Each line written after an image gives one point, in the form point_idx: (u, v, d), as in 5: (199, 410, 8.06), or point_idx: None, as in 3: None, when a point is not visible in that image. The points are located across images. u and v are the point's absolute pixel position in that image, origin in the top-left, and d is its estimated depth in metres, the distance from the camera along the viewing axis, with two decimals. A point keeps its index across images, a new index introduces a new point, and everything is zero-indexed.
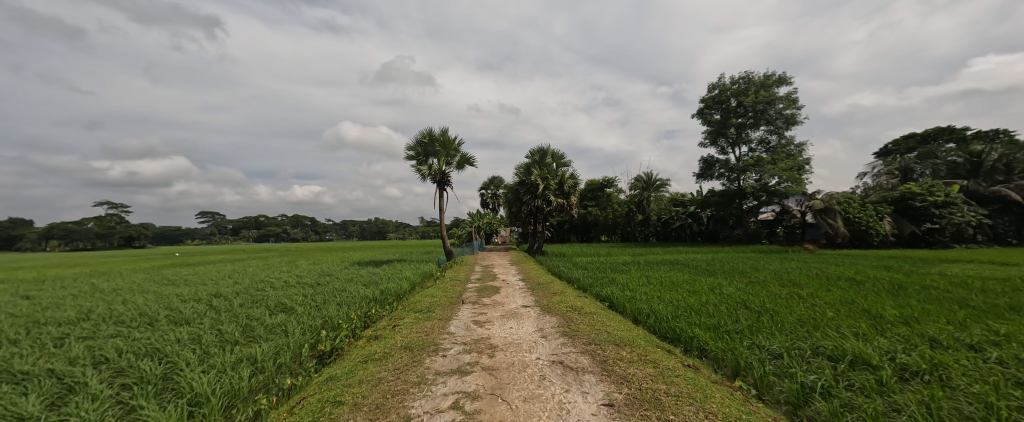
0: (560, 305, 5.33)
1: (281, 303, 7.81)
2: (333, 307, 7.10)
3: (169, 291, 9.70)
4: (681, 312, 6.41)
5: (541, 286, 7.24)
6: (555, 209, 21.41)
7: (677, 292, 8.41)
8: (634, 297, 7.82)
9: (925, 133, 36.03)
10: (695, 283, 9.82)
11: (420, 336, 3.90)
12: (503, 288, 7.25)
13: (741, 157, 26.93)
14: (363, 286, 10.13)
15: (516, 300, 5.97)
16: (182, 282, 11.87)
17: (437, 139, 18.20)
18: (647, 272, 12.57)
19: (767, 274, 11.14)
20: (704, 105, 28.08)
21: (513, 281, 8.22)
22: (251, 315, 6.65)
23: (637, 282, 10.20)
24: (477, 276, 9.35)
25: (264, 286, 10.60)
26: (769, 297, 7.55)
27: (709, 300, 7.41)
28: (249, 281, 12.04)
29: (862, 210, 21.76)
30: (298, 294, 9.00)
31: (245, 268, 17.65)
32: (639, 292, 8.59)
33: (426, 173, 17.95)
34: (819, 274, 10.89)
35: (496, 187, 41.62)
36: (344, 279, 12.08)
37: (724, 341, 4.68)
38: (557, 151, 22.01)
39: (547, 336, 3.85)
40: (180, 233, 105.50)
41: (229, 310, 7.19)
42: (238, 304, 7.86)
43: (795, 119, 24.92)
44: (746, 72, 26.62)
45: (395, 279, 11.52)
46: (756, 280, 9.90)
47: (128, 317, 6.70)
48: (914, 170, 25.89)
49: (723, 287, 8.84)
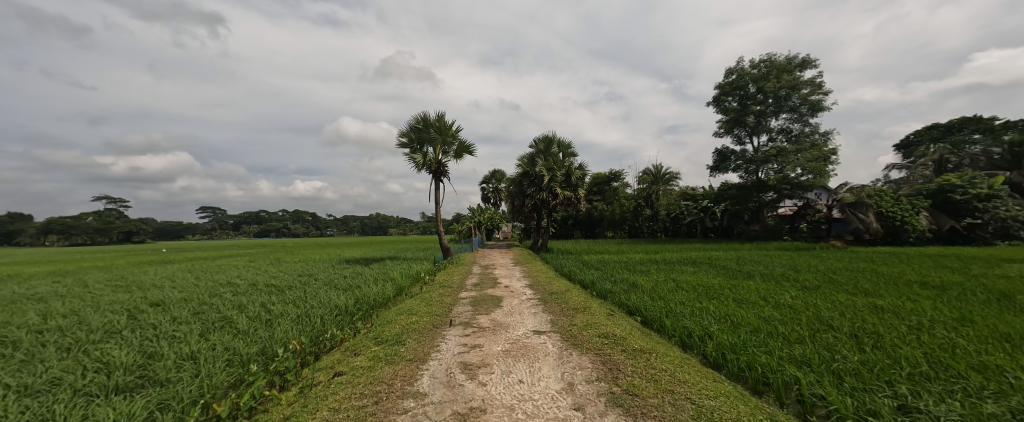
0: (590, 332, 3.70)
1: (226, 315, 6.25)
2: (288, 325, 5.50)
3: (106, 298, 8.12)
4: (747, 333, 4.80)
5: (556, 297, 5.64)
6: (562, 203, 19.77)
7: (722, 302, 6.80)
8: (673, 310, 6.19)
9: (949, 123, 33.94)
10: (736, 289, 8.18)
11: (361, 412, 2.22)
12: (505, 301, 5.58)
13: (760, 148, 25.14)
14: (337, 292, 8.51)
15: (526, 323, 4.27)
16: (137, 285, 10.34)
17: (431, 125, 16.51)
18: (670, 274, 10.84)
19: (817, 278, 9.37)
20: (720, 92, 26.19)
21: (520, 289, 6.53)
22: (174, 336, 5.11)
23: (665, 287, 8.61)
24: (473, 281, 7.65)
25: (225, 290, 9.03)
26: (847, 311, 5.91)
27: (769, 314, 5.80)
28: (213, 283, 10.49)
29: (896, 205, 20.15)
30: (256, 302, 7.43)
31: (222, 266, 16.12)
32: (673, 301, 6.98)
33: (420, 162, 16.29)
34: (882, 278, 9.09)
35: (498, 181, 40.03)
36: (321, 281, 10.49)
37: (852, 397, 3.06)
38: (563, 140, 20.24)
39: (587, 412, 2.18)
40: (181, 228, 104.85)
41: (150, 327, 5.59)
42: (171, 317, 6.29)
43: (821, 105, 23.00)
44: (766, 55, 24.63)
45: (380, 281, 9.94)
46: (809, 286, 8.21)
47: (12, 339, 5.13)
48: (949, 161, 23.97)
49: (777, 296, 7.18)
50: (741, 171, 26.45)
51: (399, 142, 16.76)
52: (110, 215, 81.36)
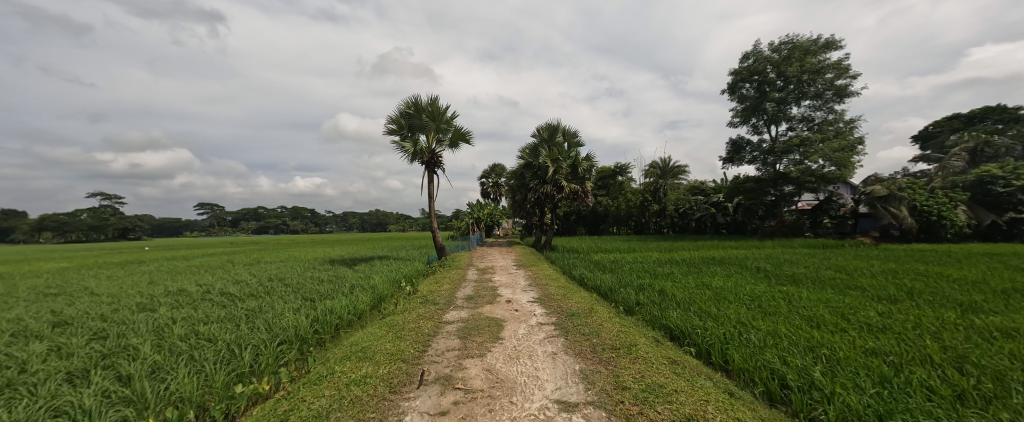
0: (663, 415, 2.09)
1: (130, 344, 4.62)
2: (201, 366, 3.88)
3: (12, 314, 6.51)
4: (877, 386, 3.21)
5: (580, 322, 3.98)
6: (567, 197, 18.06)
7: (791, 322, 5.28)
8: (736, 335, 4.61)
9: (972, 113, 31.34)
10: (797, 300, 6.61)
11: None
12: (506, 328, 3.93)
13: (779, 138, 23.50)
14: (300, 304, 6.90)
15: (542, 380, 2.65)
16: (70, 293, 8.76)
17: (424, 109, 14.84)
18: (701, 279, 9.17)
19: (890, 286, 7.70)
20: (736, 78, 24.53)
21: (526, 308, 4.89)
22: (21, 386, 3.48)
23: (704, 298, 7.00)
24: (466, 294, 5.94)
25: (163, 301, 7.39)
26: (981, 339, 4.32)
27: (877, 345, 4.18)
28: (160, 290, 8.89)
29: (930, 198, 18.53)
30: (188, 320, 5.80)
31: (192, 267, 14.47)
32: (726, 319, 5.45)
33: (411, 151, 14.66)
34: (967, 287, 7.41)
35: (499, 176, 38.30)
36: (290, 289, 8.85)
37: None
38: (569, 128, 18.53)
39: None
40: (178, 225, 103.50)
41: (5, 368, 3.96)
42: (52, 347, 4.63)
43: (847, 91, 21.33)
44: (787, 37, 22.92)
45: (358, 289, 8.35)
46: (887, 298, 6.64)
47: None
48: (999, 149, 21.78)
49: (859, 313, 5.63)
50: (757, 163, 24.89)
51: (387, 128, 15.10)
52: (105, 212, 80.00)
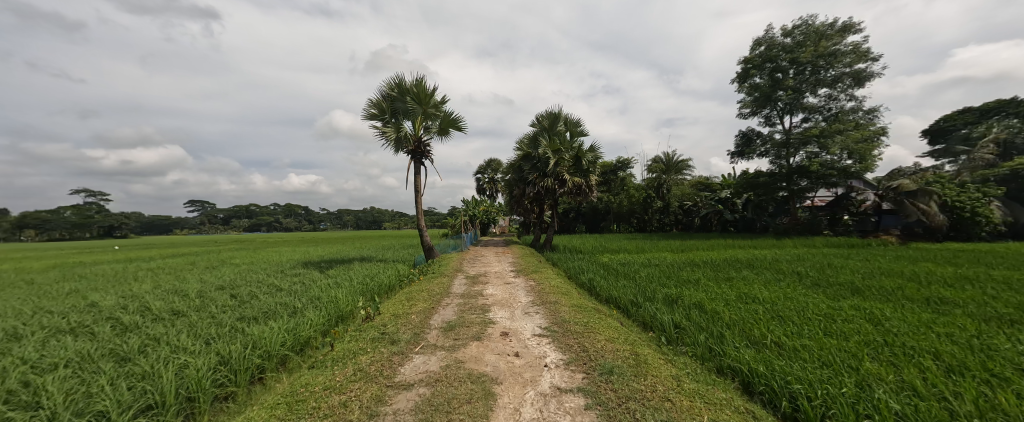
0: None
1: None
2: None
3: None
4: None
5: (628, 394, 2.30)
6: (569, 191, 16.39)
7: (914, 364, 3.64)
8: (865, 396, 2.92)
9: (987, 107, 29.91)
10: (889, 324, 4.97)
11: None
12: (500, 405, 2.24)
13: (794, 129, 21.97)
14: (226, 328, 5.20)
15: None
16: None
17: (408, 91, 13.03)
18: (738, 288, 7.53)
19: (987, 299, 6.07)
20: (747, 66, 23.04)
21: (534, 350, 3.19)
22: None
23: (760, 318, 5.33)
24: (446, 320, 4.23)
25: (50, 324, 5.59)
26: None
27: None
28: (70, 304, 7.08)
29: (961, 192, 17.07)
30: (45, 359, 4.03)
31: (142, 271, 12.56)
32: (816, 358, 3.83)
33: (394, 138, 12.88)
34: None
35: (494, 171, 36.48)
36: (230, 303, 7.05)
37: None
38: (572, 116, 16.83)
39: None
40: (168, 222, 100.93)
41: None
42: None
43: (866, 77, 19.84)
44: (801, 21, 21.48)
45: (314, 303, 6.62)
46: (1004, 319, 5.06)
47: None
48: None
49: (1002, 347, 3.99)
50: (769, 157, 23.38)
51: (367, 113, 13.33)
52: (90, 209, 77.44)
